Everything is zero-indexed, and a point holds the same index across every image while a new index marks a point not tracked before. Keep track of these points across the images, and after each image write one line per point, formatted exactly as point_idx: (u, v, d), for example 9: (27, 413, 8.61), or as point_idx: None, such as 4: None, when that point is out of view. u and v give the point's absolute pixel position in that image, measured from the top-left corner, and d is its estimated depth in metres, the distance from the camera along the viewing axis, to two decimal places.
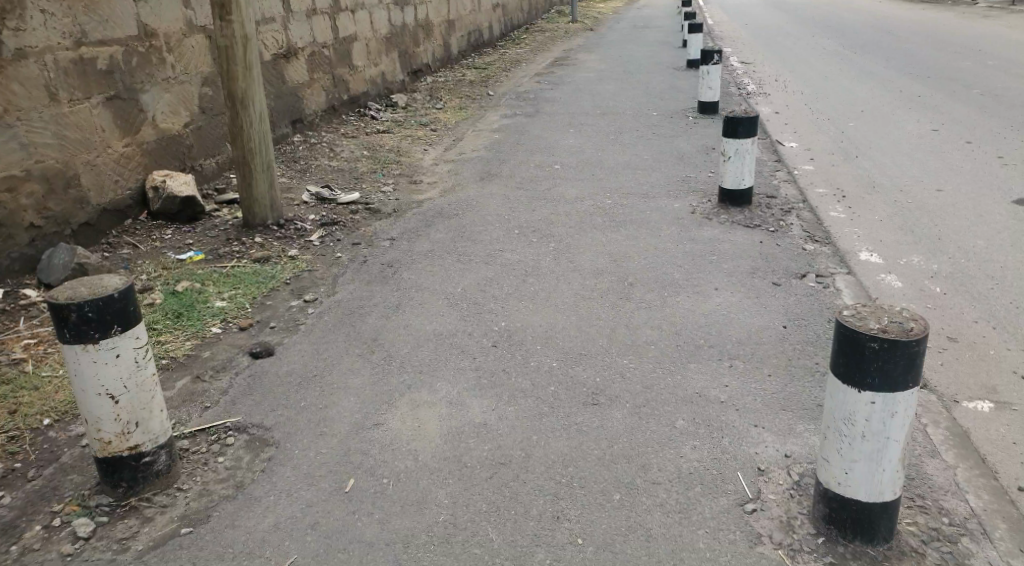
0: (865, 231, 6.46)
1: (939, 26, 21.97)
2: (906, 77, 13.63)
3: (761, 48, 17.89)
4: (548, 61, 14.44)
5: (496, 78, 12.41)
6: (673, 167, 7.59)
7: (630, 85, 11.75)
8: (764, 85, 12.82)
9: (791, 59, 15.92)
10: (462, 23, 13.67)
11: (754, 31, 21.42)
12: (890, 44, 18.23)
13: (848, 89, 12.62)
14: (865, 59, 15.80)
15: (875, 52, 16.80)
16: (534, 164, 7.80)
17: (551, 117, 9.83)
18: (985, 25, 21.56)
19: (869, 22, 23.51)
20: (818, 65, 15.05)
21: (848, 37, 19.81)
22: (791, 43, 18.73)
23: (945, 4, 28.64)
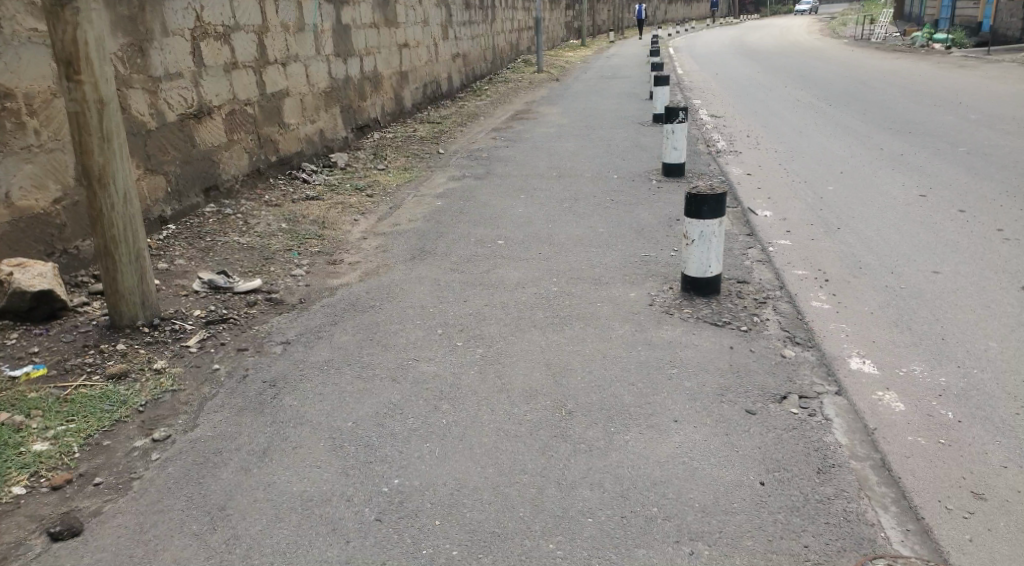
0: (854, 329, 5.31)
1: (910, 77, 21.55)
2: (884, 132, 12.89)
3: (732, 101, 17.22)
4: (507, 119, 13.64)
5: (447, 142, 11.68)
6: (632, 243, 6.66)
7: (592, 146, 10.96)
8: (736, 143, 12.02)
9: (761, 114, 15.24)
10: (414, 75, 13.81)
11: (725, 82, 20.82)
12: (865, 96, 17.62)
13: (824, 146, 11.85)
14: (839, 113, 15.11)
15: (847, 106, 16.18)
16: (473, 239, 6.89)
17: (504, 184, 9.02)
18: (958, 77, 21.14)
19: (842, 72, 23.00)
20: (792, 120, 14.33)
21: (819, 89, 19.28)
22: (762, 96, 18.12)
23: (915, 53, 28.41)
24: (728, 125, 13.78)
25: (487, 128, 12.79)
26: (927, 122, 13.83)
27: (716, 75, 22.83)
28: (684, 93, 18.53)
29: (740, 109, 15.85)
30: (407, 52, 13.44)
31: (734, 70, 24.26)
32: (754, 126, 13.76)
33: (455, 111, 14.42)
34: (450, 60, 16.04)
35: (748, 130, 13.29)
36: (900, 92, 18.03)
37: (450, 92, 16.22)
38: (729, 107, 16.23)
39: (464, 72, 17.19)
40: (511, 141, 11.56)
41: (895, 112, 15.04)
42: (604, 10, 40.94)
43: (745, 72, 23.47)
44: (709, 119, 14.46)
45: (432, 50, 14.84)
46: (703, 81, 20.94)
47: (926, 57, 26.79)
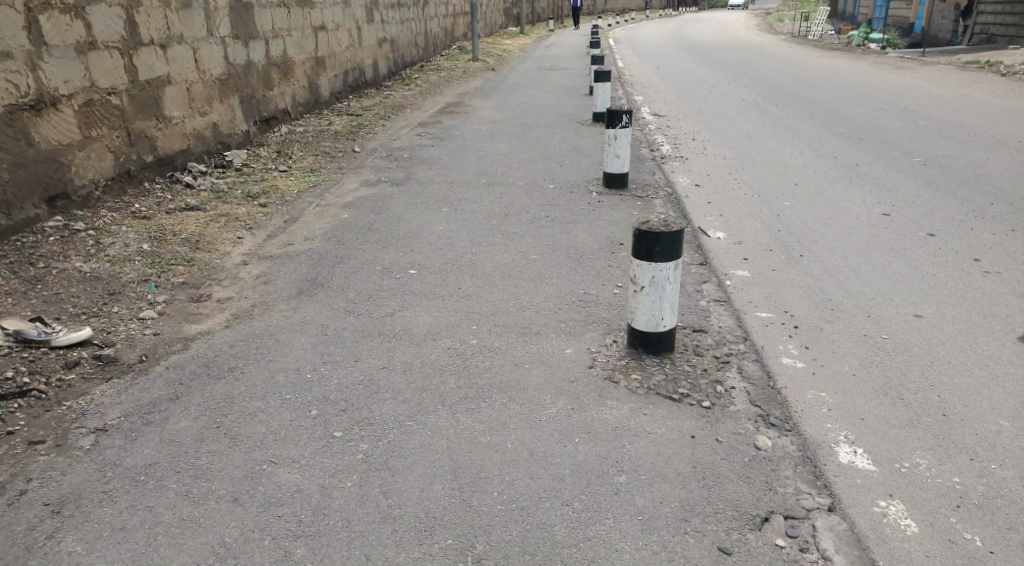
0: (838, 399, 4.00)
1: (857, 77, 20.88)
2: (836, 137, 12.04)
3: (675, 99, 16.28)
4: (436, 113, 12.38)
5: (364, 139, 10.39)
6: (569, 274, 5.51)
7: (528, 148, 9.79)
8: (683, 147, 11.02)
9: (707, 114, 14.31)
10: (334, 61, 12.59)
11: (667, 78, 19.92)
12: (813, 96, 16.85)
13: (775, 152, 10.91)
14: (788, 115, 14.26)
15: (798, 107, 15.34)
16: (373, 266, 5.64)
17: (423, 192, 7.76)
18: (905, 78, 20.54)
19: (786, 71, 22.33)
20: (739, 122, 13.42)
21: (766, 88, 18.45)
22: (707, 94, 17.23)
23: (858, 52, 27.94)
24: (673, 126, 12.79)
25: (411, 123, 11.48)
26: (880, 126, 13.03)
27: (658, 69, 21.92)
28: (627, 89, 17.52)
29: (684, 109, 14.90)
30: (323, 36, 12.09)
31: (677, 64, 23.42)
32: (700, 128, 12.78)
33: (378, 102, 13.13)
34: (375, 48, 14.74)
35: (694, 132, 12.31)
36: (847, 93, 17.30)
37: (376, 81, 14.92)
38: (673, 105, 15.27)
39: (393, 59, 15.89)
40: (438, 140, 10.32)
41: (849, 115, 14.21)
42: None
43: (687, 68, 22.62)
44: (651, 119, 13.48)
45: (353, 35, 13.52)
46: (645, 77, 19.99)
47: (866, 57, 26.34)
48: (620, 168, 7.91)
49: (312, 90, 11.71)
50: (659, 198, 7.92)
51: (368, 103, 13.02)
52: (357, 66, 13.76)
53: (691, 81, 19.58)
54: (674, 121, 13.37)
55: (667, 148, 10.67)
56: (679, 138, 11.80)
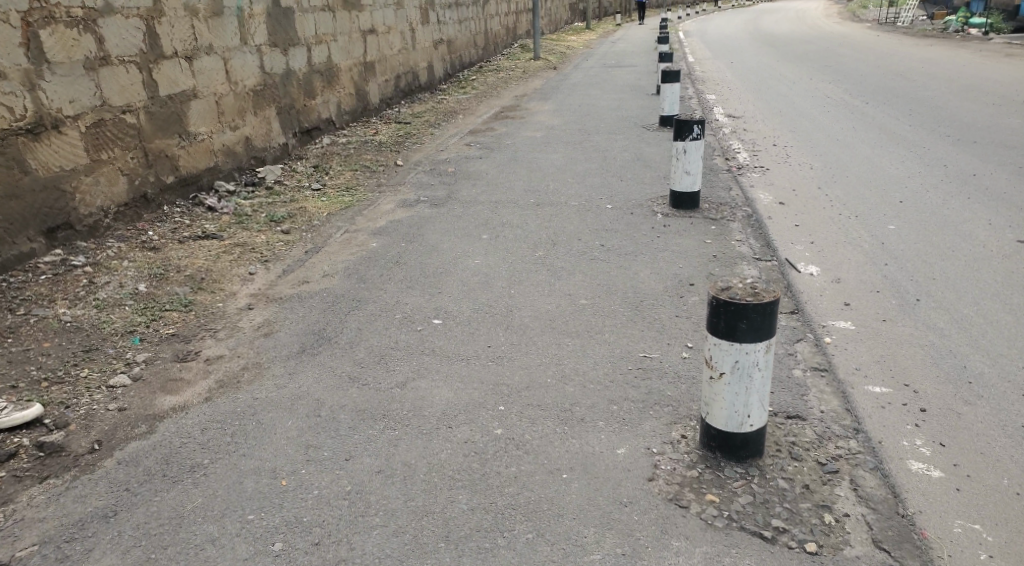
0: (1000, 540, 3.12)
1: (952, 68, 19.17)
2: (938, 141, 10.70)
3: (751, 98, 15.02)
4: (492, 119, 11.51)
5: (410, 150, 9.60)
6: (624, 328, 4.55)
7: (587, 160, 8.83)
8: (763, 155, 9.85)
9: (787, 115, 13.05)
10: (383, 66, 11.83)
11: (742, 74, 18.61)
12: (906, 91, 15.39)
13: (868, 160, 9.68)
14: (878, 114, 12.91)
15: (889, 104, 13.92)
16: (394, 313, 4.78)
17: (466, 217, 6.91)
18: (1006, 69, 18.76)
19: (873, 63, 20.74)
20: (826, 124, 12.14)
21: (850, 82, 16.99)
22: (787, 91, 15.91)
23: (950, 41, 25.96)
24: (750, 130, 11.61)
25: (463, 131, 10.65)
26: (987, 126, 11.61)
27: (732, 64, 20.59)
28: (699, 87, 16.32)
29: (762, 108, 13.66)
30: (371, 40, 11.34)
31: (754, 57, 22.04)
32: (781, 130, 11.56)
33: (430, 108, 12.33)
34: (430, 50, 13.95)
35: (774, 137, 11.11)
36: (945, 87, 15.78)
37: (431, 85, 14.13)
38: (750, 105, 14.04)
39: (449, 62, 15.07)
40: (490, 151, 9.46)
41: (949, 114, 12.76)
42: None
43: (764, 61, 21.22)
44: (726, 122, 12.31)
45: (406, 38, 12.75)
46: (718, 73, 18.71)
47: (962, 45, 24.42)
48: (690, 188, 6.89)
49: (359, 97, 10.97)
50: (738, 220, 6.85)
51: (420, 108, 12.23)
52: (409, 71, 12.99)
53: (768, 76, 18.23)
54: (752, 123, 12.17)
55: (745, 156, 9.54)
56: (757, 143, 10.62)
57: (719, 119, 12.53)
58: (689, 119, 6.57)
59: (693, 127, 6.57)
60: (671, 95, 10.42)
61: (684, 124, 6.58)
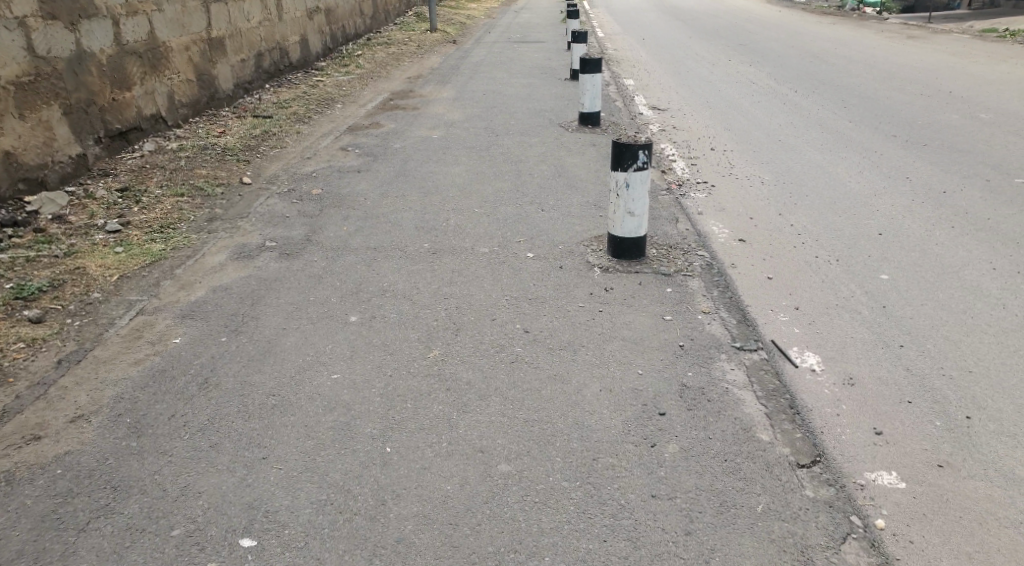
0: None
1: (871, 48, 18.12)
2: (892, 140, 9.31)
3: (672, 81, 13.40)
4: (375, 111, 9.29)
5: (265, 159, 7.25)
6: (575, 542, 2.75)
7: (492, 179, 6.89)
8: (701, 164, 8.15)
9: (717, 104, 11.46)
10: (236, 44, 9.47)
11: (655, 53, 16.99)
12: (831, 76, 14.11)
13: (823, 169, 8.14)
14: (814, 105, 11.48)
15: (822, 91, 12.54)
16: (168, 521, 2.82)
17: (326, 275, 4.84)
18: (925, 49, 17.84)
19: (787, 40, 19.61)
20: (761, 117, 10.59)
21: (772, 64, 15.63)
22: (707, 73, 14.34)
23: (854, 17, 25.21)
24: (681, 126, 9.91)
25: (338, 130, 8.38)
26: (937, 120, 10.31)
27: (641, 41, 18.98)
28: (612, 69, 14.56)
29: (686, 96, 12.01)
30: (218, 10, 8.98)
31: (662, 34, 20.55)
32: (714, 127, 9.90)
33: (299, 94, 10.05)
34: (303, 21, 11.63)
35: (709, 136, 9.43)
36: (870, 71, 14.62)
37: (306, 62, 11.81)
38: (671, 92, 12.37)
39: (329, 34, 12.75)
40: (371, 160, 7.28)
41: (889, 105, 11.43)
42: None
43: (674, 38, 19.74)
44: (650, 114, 10.58)
45: (269, 5, 10.41)
46: (629, 51, 17.05)
47: (868, 23, 23.71)
48: (633, 233, 5.22)
49: (202, 83, 8.64)
50: (700, 280, 5.15)
51: (286, 96, 9.93)
52: (275, 45, 10.66)
53: (684, 55, 16.69)
54: (680, 116, 10.49)
55: (684, 166, 7.85)
56: (691, 146, 8.93)
57: (640, 110, 10.80)
58: (632, 143, 5.00)
59: (637, 151, 4.98)
60: (591, 86, 8.71)
61: (625, 148, 5.00)
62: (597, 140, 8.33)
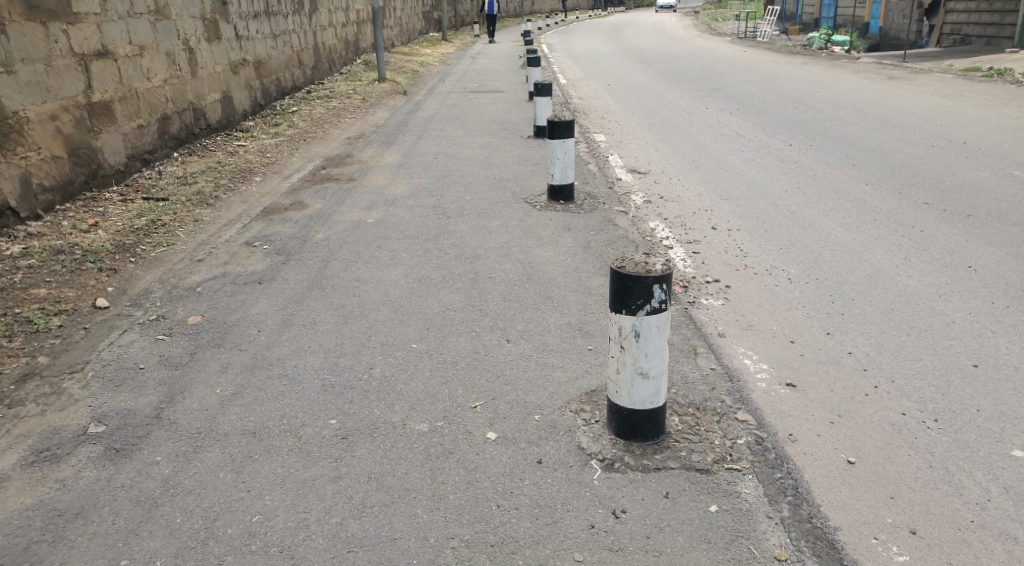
0: None
1: (854, 92, 16.81)
2: (927, 210, 7.47)
3: (647, 134, 11.89)
4: (304, 187, 7.76)
5: (139, 263, 5.59)
6: None
7: (439, 289, 5.12)
8: (702, 253, 6.37)
9: (700, 162, 9.90)
10: (131, 108, 8.07)
11: (625, 101, 15.50)
12: (823, 125, 12.63)
13: (856, 253, 6.30)
14: (815, 163, 9.90)
15: (815, 144, 11.07)
16: None
17: (162, 500, 3.12)
18: (910, 91, 16.57)
19: (766, 84, 18.29)
20: (759, 181, 8.94)
21: (752, 112, 14.22)
22: (687, 124, 12.81)
23: (822, 57, 24.13)
24: (669, 194, 8.23)
25: (246, 215, 6.75)
26: (958, 177, 8.72)
27: (608, 87, 17.57)
28: (582, 121, 13.03)
29: (668, 154, 10.41)
30: (103, 66, 7.57)
31: (631, 78, 19.16)
32: (706, 195, 8.25)
33: (212, 164, 8.44)
34: (220, 77, 10.25)
35: (706, 209, 7.71)
36: (862, 118, 13.16)
37: (228, 121, 10.43)
38: (652, 149, 10.78)
39: (256, 90, 11.33)
40: (282, 264, 5.60)
41: (893, 159, 9.89)
42: (467, 3, 35.45)
43: (644, 82, 18.35)
44: (629, 180, 8.94)
45: (177, 59, 9.08)
46: (597, 100, 15.58)
47: (840, 64, 22.59)
48: (649, 404, 3.31)
49: (78, 158, 7.12)
50: (757, 484, 3.19)
51: (193, 167, 8.34)
52: (185, 106, 9.26)
53: (658, 102, 15.19)
54: (666, 182, 8.85)
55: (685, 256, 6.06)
56: (689, 225, 7.12)
57: (619, 176, 9.14)
58: (641, 271, 3.17)
59: (649, 283, 3.15)
60: (563, 150, 7.10)
61: (631, 279, 3.17)
62: (574, 225, 6.69)
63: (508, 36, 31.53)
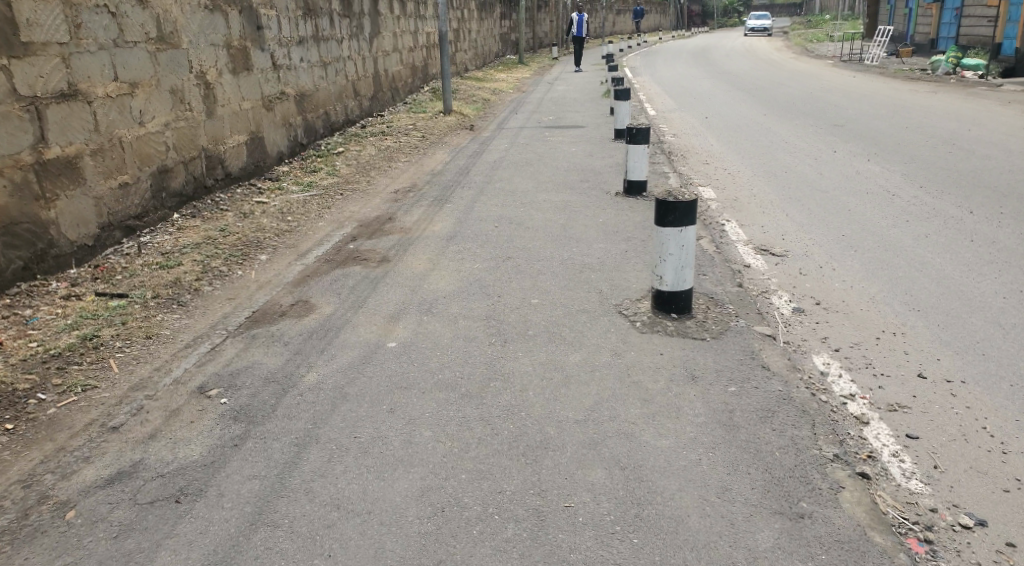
0: None
1: (1005, 126, 13.84)
2: None
3: (766, 186, 9.42)
4: (313, 292, 5.89)
5: (10, 449, 3.59)
6: None
7: (468, 540, 2.98)
8: (919, 445, 4.03)
9: (847, 235, 7.37)
10: (113, 165, 6.23)
11: (730, 138, 13.02)
12: (998, 175, 9.87)
13: None
14: (1015, 241, 7.24)
15: (993, 207, 8.38)
16: None
17: None
18: None
19: (890, 115, 15.44)
20: (944, 273, 6.35)
21: (892, 151, 11.49)
22: (813, 172, 10.20)
23: (948, 82, 20.98)
24: (829, 298, 5.82)
25: (216, 331, 4.78)
26: None
27: (707, 120, 15.09)
28: (680, 165, 10.63)
29: (805, 220, 7.87)
30: (67, 112, 5.71)
31: (729, 109, 16.65)
32: (887, 304, 5.75)
33: (207, 238, 6.92)
34: (242, 116, 8.79)
35: (894, 331, 5.30)
36: None
37: (254, 168, 9.19)
38: (779, 209, 8.27)
39: (283, 130, 10.01)
40: (221, 460, 3.41)
41: None
42: (547, 22, 33.34)
43: (746, 114, 15.85)
44: (764, 268, 6.45)
45: (186, 97, 7.44)
46: (697, 136, 13.15)
47: (972, 90, 19.44)
48: None
49: (17, 238, 5.31)
50: None
51: (186, 239, 6.73)
52: (195, 154, 7.66)
53: (770, 140, 12.66)
54: (817, 272, 6.36)
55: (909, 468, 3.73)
56: (881, 372, 4.74)
57: (747, 259, 6.67)
58: None
59: None
60: (677, 246, 4.93)
61: None
62: (697, 373, 4.34)
63: (591, 60, 29.36)
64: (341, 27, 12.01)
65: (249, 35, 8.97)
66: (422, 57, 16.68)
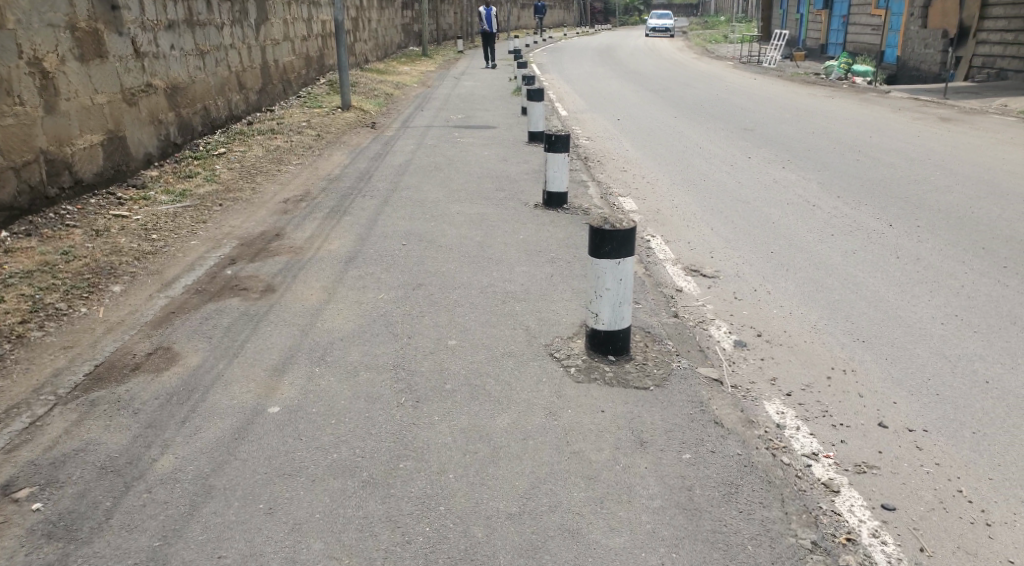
0: None
1: (913, 133, 13.69)
2: None
3: (683, 196, 8.85)
4: (175, 338, 5.29)
5: None
6: None
7: None
8: (898, 518, 3.20)
9: (778, 246, 6.71)
10: None
11: (642, 142, 12.49)
12: (917, 178, 9.47)
13: None
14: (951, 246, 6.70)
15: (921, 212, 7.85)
16: None
17: None
18: (978, 136, 13.36)
19: (798, 121, 15.21)
20: (881, 290, 5.55)
21: (805, 158, 11.08)
22: (730, 180, 9.72)
23: (846, 88, 21.08)
24: (768, 326, 4.96)
25: (38, 399, 4.56)
26: None
27: (618, 123, 14.58)
28: (595, 172, 10.04)
29: (728, 232, 7.21)
30: None
31: (640, 111, 16.18)
32: (828, 332, 4.83)
33: (46, 264, 6.27)
34: (96, 112, 7.78)
35: (844, 367, 4.36)
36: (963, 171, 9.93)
37: (116, 171, 8.12)
38: (703, 221, 7.67)
39: (151, 129, 8.86)
40: None
41: None
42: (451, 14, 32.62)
43: (657, 117, 15.40)
44: (697, 292, 5.61)
45: (15, 89, 6.63)
46: (608, 140, 12.58)
47: (868, 97, 19.52)
48: None
49: None
50: None
51: (17, 264, 6.20)
52: (31, 157, 6.88)
53: (685, 146, 12.18)
54: (753, 296, 5.52)
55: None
56: (839, 421, 3.80)
57: (678, 282, 5.83)
58: None
59: None
60: (615, 280, 4.24)
61: None
62: (648, 437, 3.60)
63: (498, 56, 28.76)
64: (221, 12, 10.88)
65: (101, 16, 7.92)
66: (317, 47, 15.58)
